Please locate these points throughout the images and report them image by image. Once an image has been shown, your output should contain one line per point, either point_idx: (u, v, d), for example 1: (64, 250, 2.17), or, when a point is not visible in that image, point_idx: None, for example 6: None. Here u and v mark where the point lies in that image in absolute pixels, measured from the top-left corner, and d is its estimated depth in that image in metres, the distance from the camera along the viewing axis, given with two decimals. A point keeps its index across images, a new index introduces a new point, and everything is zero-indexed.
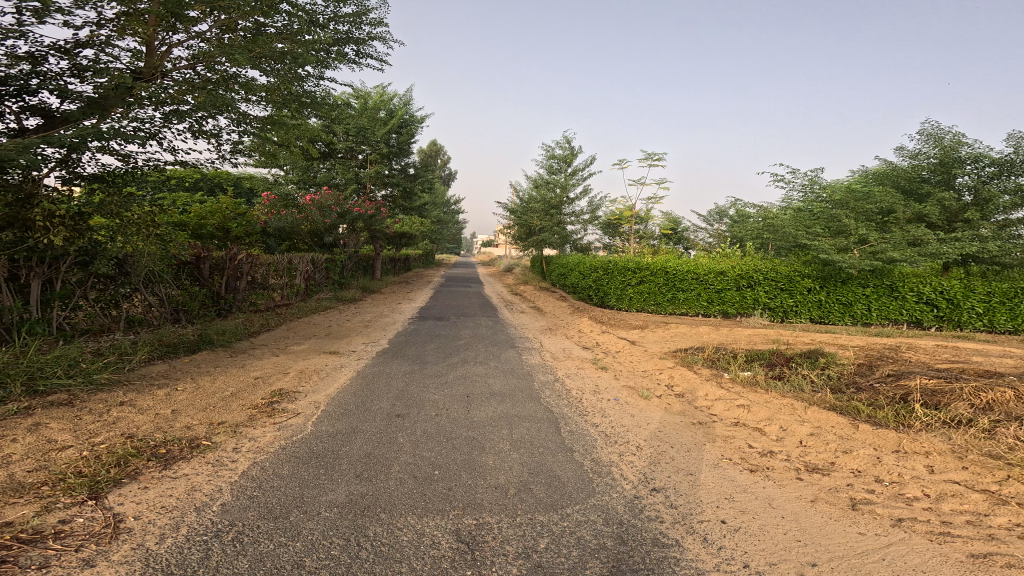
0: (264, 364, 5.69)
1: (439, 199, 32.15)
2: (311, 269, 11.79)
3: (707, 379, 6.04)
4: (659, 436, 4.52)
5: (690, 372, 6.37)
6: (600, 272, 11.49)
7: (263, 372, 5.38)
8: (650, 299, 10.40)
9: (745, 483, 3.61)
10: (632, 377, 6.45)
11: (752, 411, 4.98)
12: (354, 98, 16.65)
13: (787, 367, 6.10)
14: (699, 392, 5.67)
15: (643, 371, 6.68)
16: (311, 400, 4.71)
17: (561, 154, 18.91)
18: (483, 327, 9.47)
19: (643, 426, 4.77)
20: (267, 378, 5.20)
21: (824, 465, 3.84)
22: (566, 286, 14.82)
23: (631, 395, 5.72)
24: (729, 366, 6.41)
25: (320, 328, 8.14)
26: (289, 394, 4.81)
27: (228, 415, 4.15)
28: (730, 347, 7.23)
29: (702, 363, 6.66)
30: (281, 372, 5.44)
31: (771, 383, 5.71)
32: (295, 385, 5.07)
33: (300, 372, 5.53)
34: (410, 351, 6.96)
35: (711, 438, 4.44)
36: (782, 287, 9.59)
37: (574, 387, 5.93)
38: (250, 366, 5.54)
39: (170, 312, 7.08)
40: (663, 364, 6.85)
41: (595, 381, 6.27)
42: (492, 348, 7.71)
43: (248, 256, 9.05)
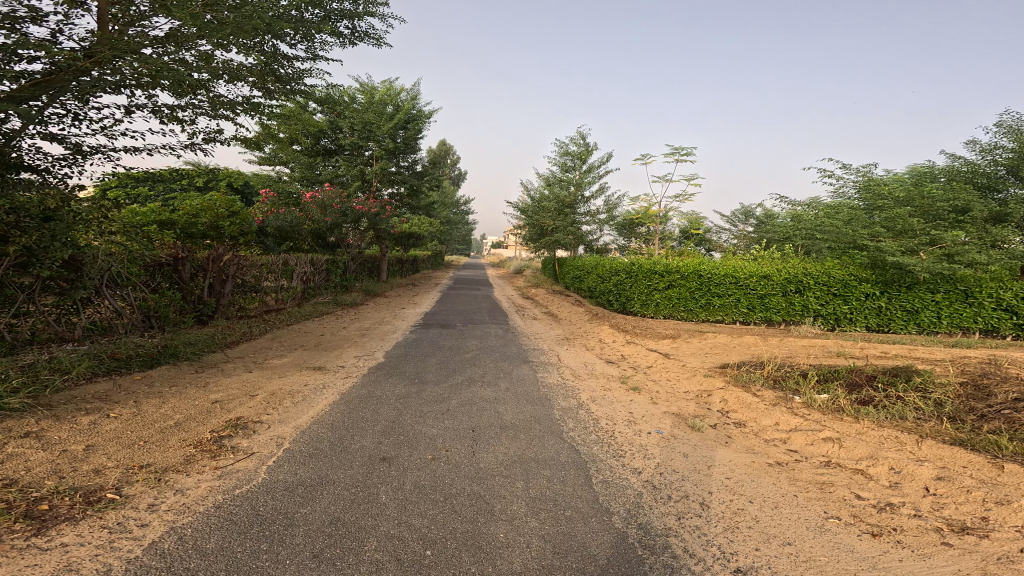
0: (232, 382, 4.79)
1: (449, 200, 31.27)
2: (311, 270, 10.96)
3: (772, 404, 4.92)
4: (730, 486, 3.44)
5: (748, 393, 5.26)
6: (621, 275, 10.37)
7: (225, 393, 4.47)
8: (680, 305, 9.28)
9: (871, 555, 2.53)
10: (676, 400, 5.36)
11: (845, 447, 3.87)
12: (360, 93, 15.92)
13: (873, 390, 4.93)
14: (766, 421, 4.56)
15: (686, 393, 5.59)
16: (273, 435, 3.77)
17: (575, 150, 17.85)
18: (494, 336, 8.47)
19: (703, 472, 3.69)
20: (227, 402, 4.29)
21: (976, 524, 2.73)
22: (582, 290, 13.73)
23: (679, 425, 4.65)
24: (797, 387, 5.28)
25: (311, 338, 7.24)
26: (248, 426, 3.88)
27: (161, 455, 3.26)
28: (790, 363, 6.08)
29: (761, 382, 5.54)
30: (248, 395, 4.52)
31: (858, 409, 4.57)
32: (258, 413, 4.14)
33: (270, 394, 4.60)
34: (408, 368, 5.99)
35: (801, 487, 3.35)
36: (835, 293, 8.40)
37: (607, 417, 4.88)
38: (213, 385, 4.66)
39: (140, 319, 6.24)
40: (709, 384, 5.74)
41: (631, 407, 5.20)
42: (504, 363, 6.68)
43: (235, 257, 8.21)
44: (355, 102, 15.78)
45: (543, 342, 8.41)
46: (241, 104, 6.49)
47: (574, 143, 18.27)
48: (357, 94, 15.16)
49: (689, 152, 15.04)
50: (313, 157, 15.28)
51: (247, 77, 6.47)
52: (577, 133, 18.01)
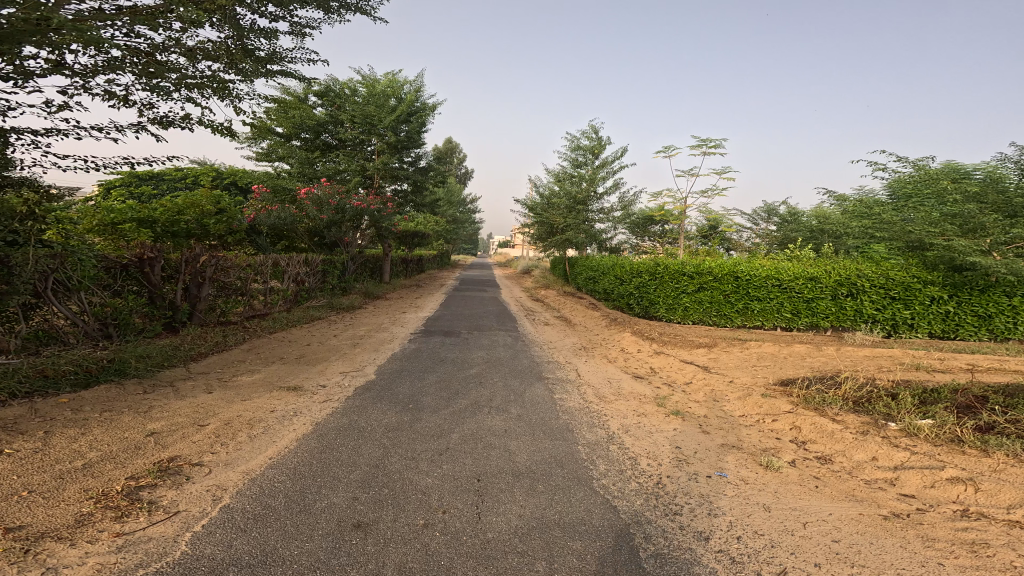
0: (181, 409, 4.04)
1: (455, 199, 30.35)
2: (305, 271, 10.08)
3: (859, 432, 3.94)
4: (839, 554, 2.50)
5: (824, 418, 4.27)
6: (642, 277, 9.36)
7: (165, 422, 3.74)
8: (713, 309, 8.30)
9: None
10: (732, 429, 4.36)
11: (985, 490, 2.96)
12: (362, 85, 15.07)
13: (990, 413, 3.93)
14: (859, 456, 3.60)
15: (744, 418, 4.57)
16: (211, 485, 3.01)
17: (587, 144, 16.78)
18: (504, 347, 7.51)
19: (794, 531, 2.73)
20: (162, 434, 3.56)
21: None
22: (597, 292, 12.74)
23: (746, 464, 3.66)
24: (887, 413, 4.25)
25: (294, 349, 6.39)
26: (180, 471, 3.12)
27: (43, 514, 2.47)
28: (862, 377, 5.09)
29: (837, 405, 4.52)
30: (194, 427, 3.75)
31: (981, 438, 3.59)
32: (199, 454, 3.37)
33: (221, 425, 3.85)
34: (403, 389, 5.15)
35: (945, 551, 2.43)
36: (894, 297, 7.50)
37: (650, 457, 3.89)
38: (156, 412, 3.92)
39: (95, 328, 5.41)
40: (767, 407, 4.73)
41: (678, 440, 4.20)
42: (516, 382, 5.75)
43: (215, 258, 7.37)
44: (356, 94, 14.88)
45: (560, 353, 7.43)
46: (214, 88, 5.66)
47: (586, 136, 17.17)
48: (358, 86, 14.34)
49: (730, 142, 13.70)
50: (312, 151, 14.45)
51: (222, 58, 5.65)
52: (591, 126, 16.90)
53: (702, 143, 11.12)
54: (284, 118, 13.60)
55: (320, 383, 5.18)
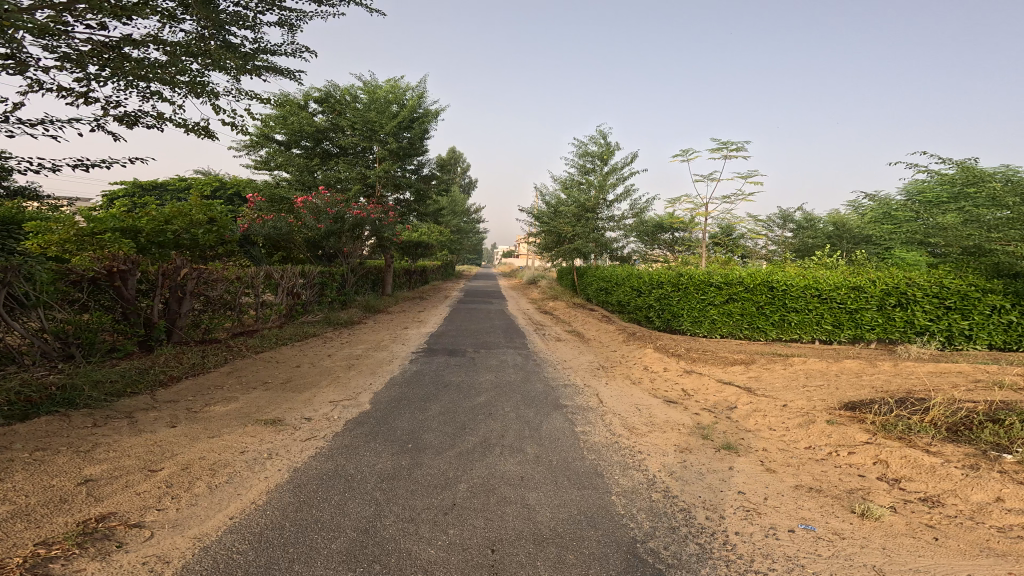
0: (131, 449, 3.36)
1: (458, 209, 29.79)
2: (301, 283, 9.40)
3: (967, 466, 3.30)
4: None
5: (916, 450, 3.62)
6: (662, 288, 8.62)
7: (107, 467, 3.08)
8: (745, 322, 7.67)
9: None
10: (802, 467, 3.68)
11: None
12: (364, 91, 14.66)
13: None
14: (978, 496, 2.96)
15: (812, 452, 3.91)
16: (146, 556, 2.32)
17: (596, 150, 16.19)
18: (516, 367, 6.80)
19: None
20: (98, 483, 2.89)
21: None
22: (609, 304, 12.01)
23: (835, 513, 2.96)
24: (996, 442, 3.57)
25: (281, 372, 5.70)
26: (111, 535, 2.44)
27: None
28: (943, 399, 4.44)
29: (929, 433, 3.85)
30: (143, 474, 3.08)
31: None
32: (140, 511, 2.68)
33: (176, 471, 3.17)
34: (402, 426, 4.46)
35: None
36: (949, 306, 6.85)
37: (708, 507, 3.15)
38: (102, 451, 3.27)
39: (55, 348, 4.77)
40: (836, 440, 4.01)
41: (739, 484, 3.48)
42: (530, 413, 5.03)
43: (201, 271, 6.72)
44: (357, 101, 14.46)
45: (577, 375, 6.69)
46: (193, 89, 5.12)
47: (594, 142, 16.58)
48: (359, 91, 13.91)
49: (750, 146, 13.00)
50: (312, 160, 14.00)
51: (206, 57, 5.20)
52: (599, 132, 16.32)
53: (723, 145, 10.42)
54: (282, 125, 13.21)
55: (305, 415, 4.47)
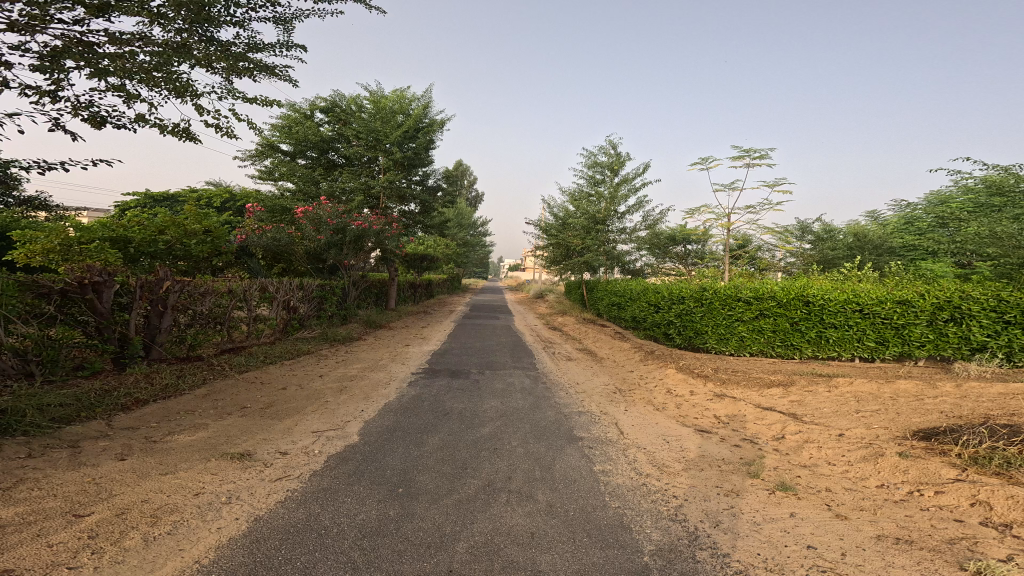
0: (61, 488, 2.82)
1: (466, 222, 29.51)
2: (299, 296, 8.86)
3: None
4: None
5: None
6: (683, 304, 7.99)
7: (21, 511, 2.54)
8: (778, 339, 7.11)
9: None
10: (881, 511, 3.09)
11: None
12: (370, 101, 14.51)
13: None
14: None
15: (888, 492, 3.32)
16: None
17: (606, 160, 15.76)
18: (524, 391, 6.18)
19: None
20: (2, 532, 2.35)
21: None
22: (622, 320, 11.37)
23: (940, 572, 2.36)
24: None
25: (263, 395, 5.14)
26: None
27: None
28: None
29: None
30: (64, 521, 2.52)
31: None
32: (43, 570, 2.14)
33: (107, 517, 2.60)
34: (392, 465, 3.84)
35: None
36: (1010, 321, 6.15)
37: (771, 570, 2.52)
38: (23, 489, 2.74)
39: (12, 364, 4.27)
40: (917, 476, 3.44)
41: (806, 537, 2.84)
42: (541, 449, 4.38)
43: (188, 285, 6.27)
44: (363, 110, 14.29)
45: (593, 400, 6.03)
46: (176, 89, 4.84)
47: (604, 152, 16.09)
48: (364, 101, 13.76)
49: (770, 152, 12.36)
50: (317, 170, 13.79)
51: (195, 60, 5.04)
52: (609, 141, 15.88)
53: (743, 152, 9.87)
54: (287, 135, 13.13)
55: (280, 449, 3.88)
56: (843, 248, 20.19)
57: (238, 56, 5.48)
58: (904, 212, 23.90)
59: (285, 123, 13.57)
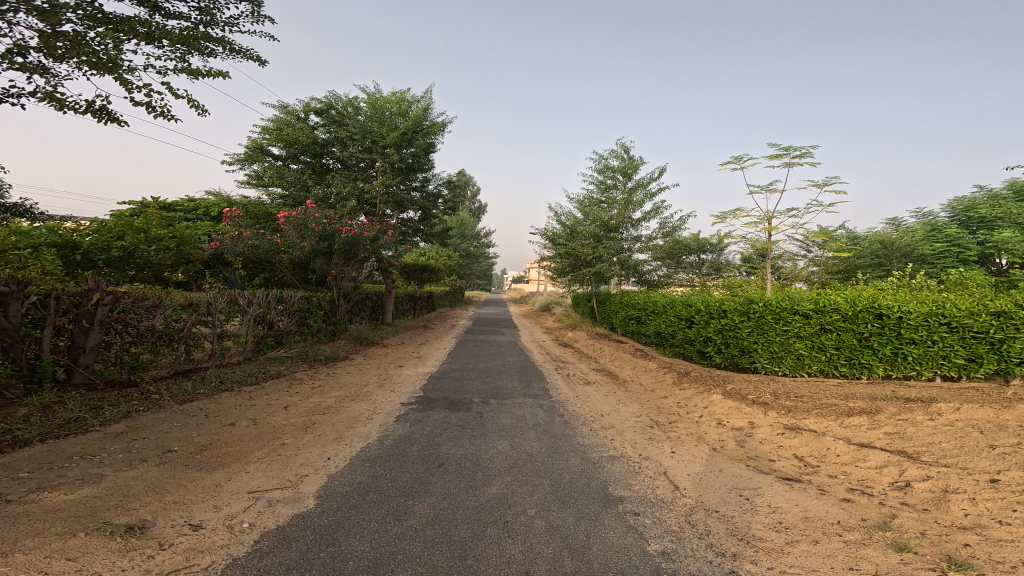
0: None
1: (468, 233, 28.57)
2: (278, 310, 7.69)
3: None
4: None
5: None
6: (725, 318, 6.78)
7: None
8: (843, 357, 6.01)
9: None
10: None
11: None
12: (366, 102, 13.69)
13: None
14: None
15: None
16: None
17: (618, 164, 14.77)
18: (538, 430, 4.98)
19: None
20: None
21: None
22: (643, 336, 10.20)
23: None
24: None
25: (202, 436, 3.96)
26: None
27: None
28: None
29: None
30: None
31: None
32: None
33: None
34: (358, 554, 2.61)
35: None
36: None
37: None
38: None
39: None
40: None
41: None
42: (570, 520, 3.16)
43: (132, 299, 5.12)
44: (360, 112, 13.47)
45: (629, 438, 4.82)
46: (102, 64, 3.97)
47: (616, 155, 15.08)
48: (360, 101, 12.92)
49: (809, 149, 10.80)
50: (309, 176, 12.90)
51: (137, 35, 4.29)
52: (621, 144, 14.89)
53: (784, 149, 8.73)
54: (277, 138, 12.26)
55: (190, 520, 2.71)
56: (868, 257, 19.05)
57: (198, 34, 4.66)
58: (927, 219, 22.86)
59: (276, 126, 12.74)
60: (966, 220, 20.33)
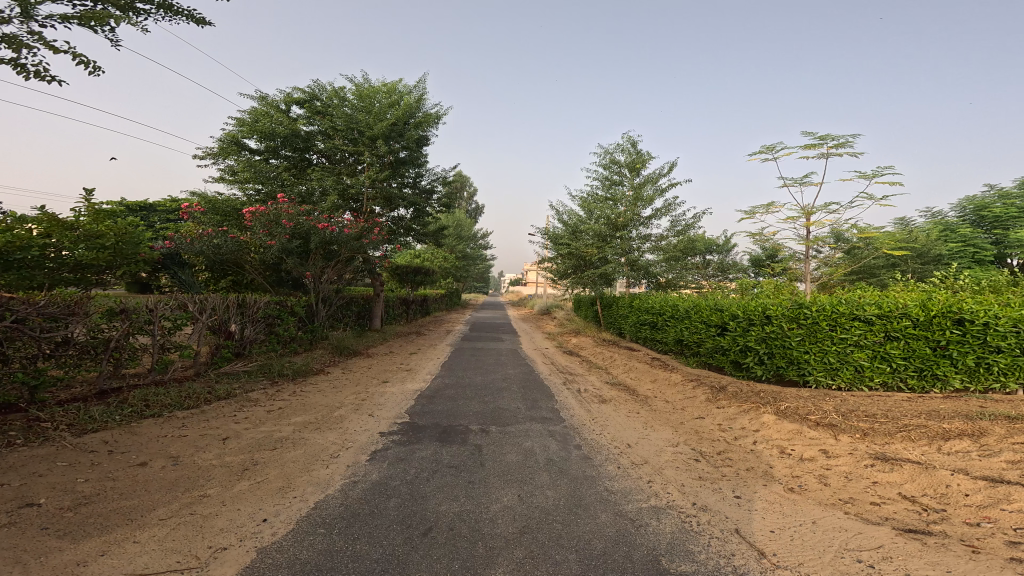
0: None
1: (465, 234, 27.46)
2: (241, 318, 6.59)
3: None
4: None
5: None
6: (768, 326, 5.75)
7: None
8: (912, 368, 5.04)
9: None
10: None
11: None
12: (353, 91, 12.65)
13: None
14: None
15: None
16: None
17: (624, 158, 13.79)
18: (552, 471, 3.91)
19: None
20: None
21: None
22: (659, 344, 9.17)
23: None
24: None
25: (92, 489, 2.92)
26: None
27: None
28: None
29: None
30: None
31: None
32: None
33: None
34: None
35: None
36: None
37: None
38: None
39: None
40: None
41: None
42: None
43: (33, 303, 4.04)
44: (345, 103, 12.42)
45: (672, 478, 3.76)
46: None
47: (622, 150, 14.12)
48: (346, 88, 11.89)
49: (849, 140, 8.25)
50: (291, 171, 11.87)
51: None
52: (628, 138, 13.96)
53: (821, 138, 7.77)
54: (254, 129, 11.22)
55: None
56: (882, 258, 18.20)
57: None
58: (937, 219, 22.15)
59: (253, 118, 11.68)
60: (977, 219, 19.64)
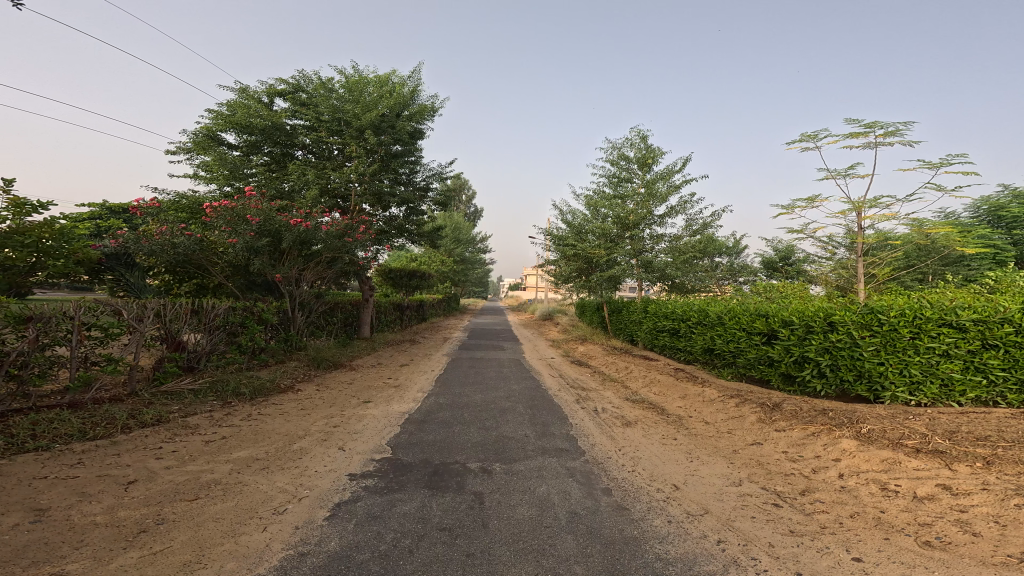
0: None
1: (464, 238, 26.59)
2: (198, 327, 5.58)
3: None
4: None
5: None
6: (831, 334, 4.79)
7: None
8: (1015, 381, 4.04)
9: None
10: None
11: None
12: (342, 81, 11.74)
13: None
14: None
15: None
16: None
17: (634, 153, 12.87)
18: (578, 533, 2.86)
19: None
20: None
21: None
22: (683, 353, 8.16)
23: None
24: None
25: None
26: None
27: None
28: None
29: None
30: None
31: None
32: None
33: None
34: None
35: None
36: None
37: None
38: None
39: None
40: None
41: None
42: None
43: None
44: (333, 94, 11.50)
45: (751, 534, 2.74)
46: None
47: (632, 145, 13.20)
48: (334, 78, 10.99)
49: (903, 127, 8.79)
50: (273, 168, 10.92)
51: None
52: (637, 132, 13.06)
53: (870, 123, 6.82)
54: (231, 121, 10.29)
55: None
56: (899, 258, 17.29)
57: None
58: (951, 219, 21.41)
59: (231, 111, 10.78)
60: (993, 219, 18.81)
